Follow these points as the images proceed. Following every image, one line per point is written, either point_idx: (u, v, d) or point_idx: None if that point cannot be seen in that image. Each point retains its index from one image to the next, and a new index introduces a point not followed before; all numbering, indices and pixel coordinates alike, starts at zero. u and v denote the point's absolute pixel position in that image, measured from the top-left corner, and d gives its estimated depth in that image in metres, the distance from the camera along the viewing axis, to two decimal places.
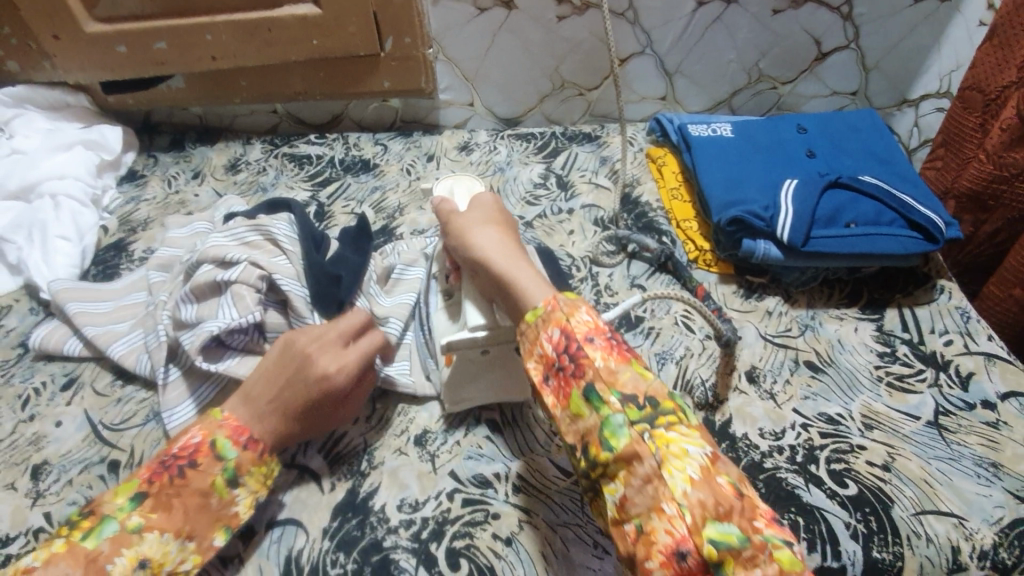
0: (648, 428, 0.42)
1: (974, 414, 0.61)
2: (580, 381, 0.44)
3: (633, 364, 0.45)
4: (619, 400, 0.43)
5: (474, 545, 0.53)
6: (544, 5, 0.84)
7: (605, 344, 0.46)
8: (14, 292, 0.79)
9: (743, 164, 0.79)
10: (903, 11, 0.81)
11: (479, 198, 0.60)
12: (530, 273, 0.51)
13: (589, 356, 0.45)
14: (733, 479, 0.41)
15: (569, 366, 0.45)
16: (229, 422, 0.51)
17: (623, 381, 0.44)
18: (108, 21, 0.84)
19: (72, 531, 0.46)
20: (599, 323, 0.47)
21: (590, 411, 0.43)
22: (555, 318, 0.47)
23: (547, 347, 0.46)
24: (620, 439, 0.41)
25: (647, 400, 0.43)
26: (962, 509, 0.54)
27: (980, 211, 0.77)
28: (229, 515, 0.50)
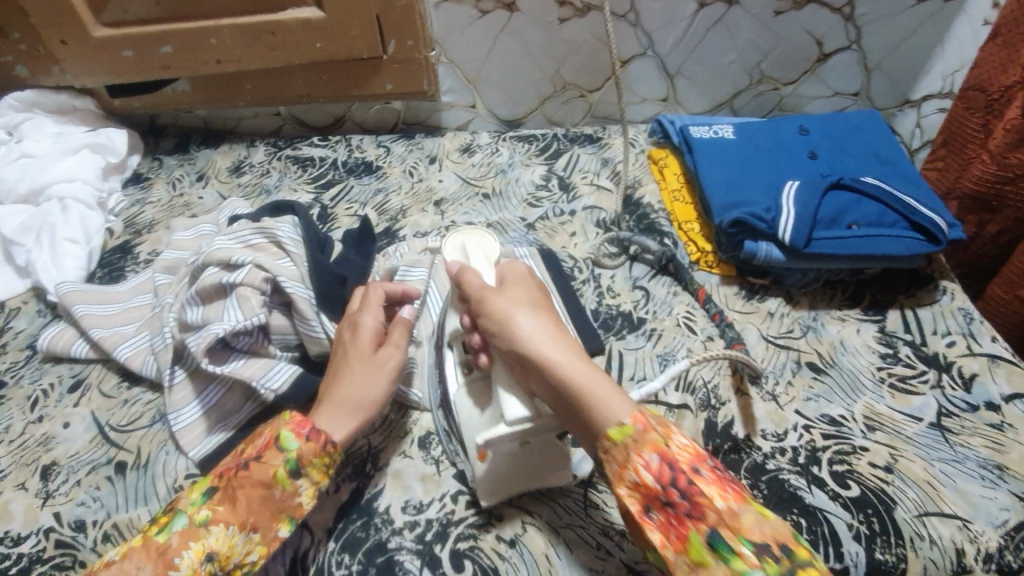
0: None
1: (977, 415, 0.61)
2: (699, 524, 0.41)
3: (749, 501, 0.42)
4: (751, 551, 0.39)
5: (478, 546, 0.54)
6: (547, 8, 0.84)
7: (715, 477, 0.43)
8: (22, 294, 0.80)
9: (745, 165, 0.79)
10: (904, 11, 0.81)
11: (508, 273, 0.58)
12: (602, 378, 0.48)
13: (704, 494, 0.42)
14: None
15: (681, 503, 0.42)
16: (292, 417, 0.52)
17: (748, 526, 0.41)
18: (114, 25, 0.85)
19: (151, 525, 0.48)
20: (698, 447, 0.45)
21: (718, 562, 0.40)
22: (650, 441, 0.44)
23: (646, 475, 0.43)
24: None
25: (779, 549, 0.40)
26: (967, 511, 0.55)
27: (983, 212, 0.77)
28: (293, 507, 0.50)
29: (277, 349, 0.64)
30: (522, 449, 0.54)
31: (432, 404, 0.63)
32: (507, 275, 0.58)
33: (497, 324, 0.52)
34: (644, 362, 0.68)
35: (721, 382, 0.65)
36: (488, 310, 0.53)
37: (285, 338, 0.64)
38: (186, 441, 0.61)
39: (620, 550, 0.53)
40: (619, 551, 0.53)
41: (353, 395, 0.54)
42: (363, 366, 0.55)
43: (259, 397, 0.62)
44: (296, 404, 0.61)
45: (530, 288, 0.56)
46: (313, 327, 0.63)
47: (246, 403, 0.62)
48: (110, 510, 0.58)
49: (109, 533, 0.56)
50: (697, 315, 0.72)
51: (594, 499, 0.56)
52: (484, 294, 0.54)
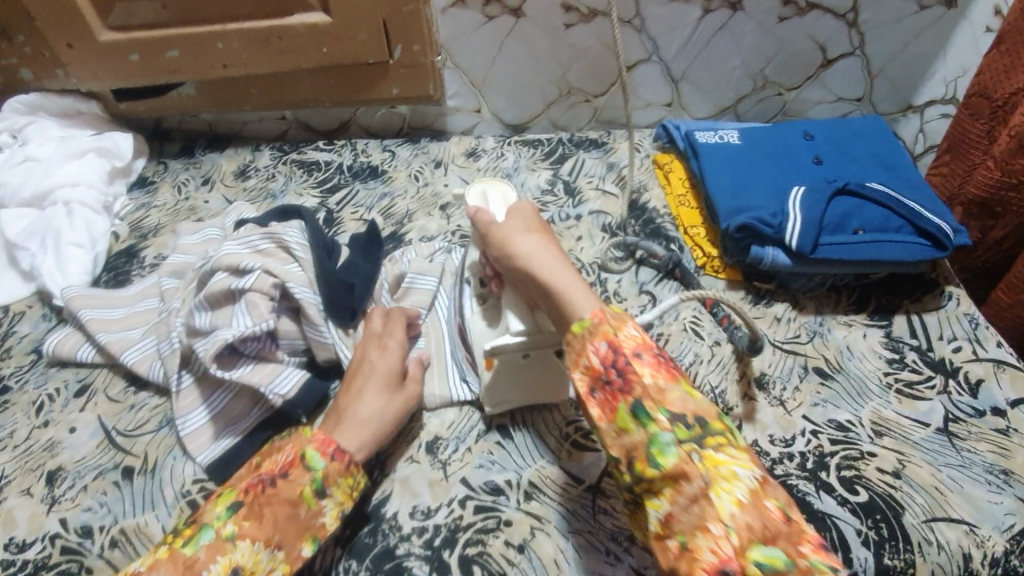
0: (696, 448, 0.43)
1: (984, 420, 0.62)
2: (628, 398, 0.45)
3: (679, 381, 0.47)
4: (666, 419, 0.44)
5: (487, 552, 0.54)
6: (553, 13, 0.84)
7: (653, 361, 0.47)
8: (28, 298, 0.80)
9: (751, 170, 0.79)
10: (907, 18, 0.81)
11: (515, 208, 0.60)
12: (575, 281, 0.52)
13: (637, 373, 0.46)
14: (783, 505, 0.43)
15: (617, 381, 0.46)
16: (318, 436, 0.53)
17: (670, 399, 0.45)
18: (121, 30, 0.85)
19: (175, 538, 0.48)
20: (646, 339, 0.48)
21: (638, 428, 0.44)
22: (602, 331, 0.48)
23: (594, 359, 0.47)
24: (668, 458, 0.43)
25: (695, 421, 0.45)
26: (974, 516, 0.55)
27: (988, 217, 0.77)
28: (316, 526, 0.50)
29: (285, 355, 0.64)
30: (525, 361, 0.60)
31: (457, 400, 0.65)
32: (513, 212, 0.60)
33: (498, 246, 0.57)
34: None
35: (728, 387, 0.65)
36: (492, 239, 0.58)
37: (294, 343, 0.64)
38: (193, 446, 0.61)
39: (629, 556, 0.53)
40: (628, 556, 0.53)
41: (378, 414, 0.56)
42: (395, 393, 0.58)
43: (267, 402, 0.62)
44: (304, 409, 0.61)
45: (527, 214, 0.59)
46: (322, 333, 0.63)
47: (253, 407, 0.62)
48: (117, 515, 0.58)
49: (116, 538, 0.56)
50: (704, 319, 0.72)
51: (602, 505, 0.56)
52: (490, 225, 0.59)
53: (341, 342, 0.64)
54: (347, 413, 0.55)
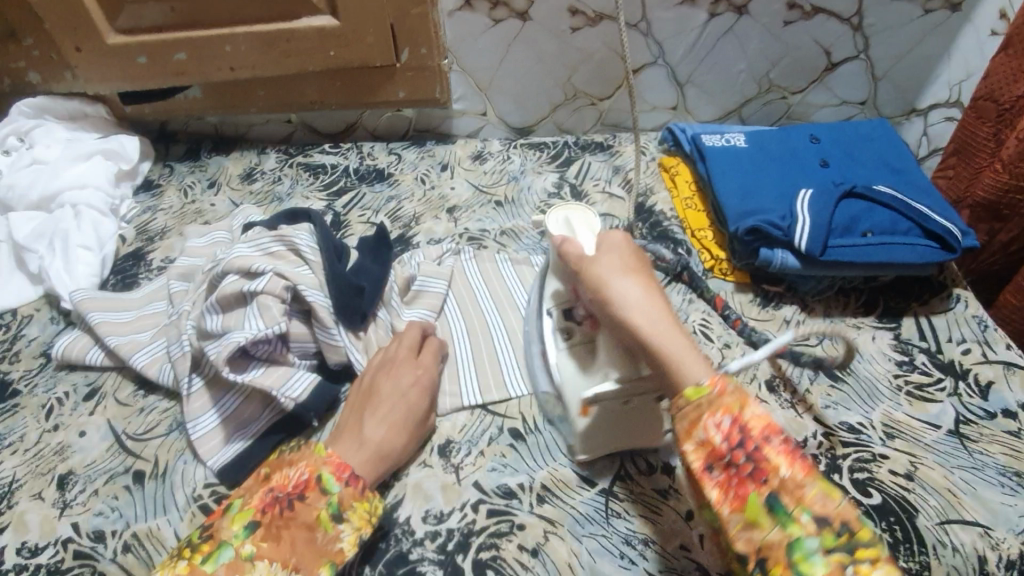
0: (850, 562, 0.36)
1: (995, 423, 0.62)
2: (761, 486, 0.39)
3: (820, 474, 0.40)
4: (809, 519, 0.38)
5: (501, 556, 0.54)
6: (560, 17, 0.85)
7: (787, 448, 0.40)
8: (35, 300, 0.80)
9: (759, 173, 0.79)
10: (911, 22, 0.82)
11: (605, 240, 0.52)
12: (683, 340, 0.45)
13: (771, 462, 0.40)
14: None
15: (745, 465, 0.40)
16: (333, 458, 0.53)
17: (812, 498, 0.38)
18: (128, 33, 0.85)
19: (194, 553, 0.48)
20: (778, 423, 0.41)
21: (774, 526, 0.38)
22: (724, 405, 0.41)
23: (713, 434, 0.41)
24: (814, 567, 0.37)
25: (846, 526, 0.37)
26: (987, 518, 0.55)
27: (995, 220, 0.78)
28: (333, 551, 0.50)
29: (296, 358, 0.64)
30: (623, 408, 0.56)
31: (468, 404, 0.64)
32: (607, 244, 0.52)
33: (592, 287, 0.50)
34: None
35: None
36: (585, 281, 0.51)
37: (304, 346, 0.64)
38: (204, 450, 0.61)
39: (645, 560, 0.53)
40: (643, 560, 0.53)
41: (395, 450, 0.57)
42: (412, 428, 0.59)
43: (278, 405, 0.62)
44: (315, 412, 0.61)
45: (622, 250, 0.51)
46: (333, 335, 0.64)
47: (264, 411, 0.62)
48: (129, 519, 0.57)
49: (129, 543, 0.56)
50: (713, 322, 0.72)
51: (615, 508, 0.56)
52: (580, 264, 0.52)
53: (352, 345, 0.65)
54: (366, 447, 0.55)
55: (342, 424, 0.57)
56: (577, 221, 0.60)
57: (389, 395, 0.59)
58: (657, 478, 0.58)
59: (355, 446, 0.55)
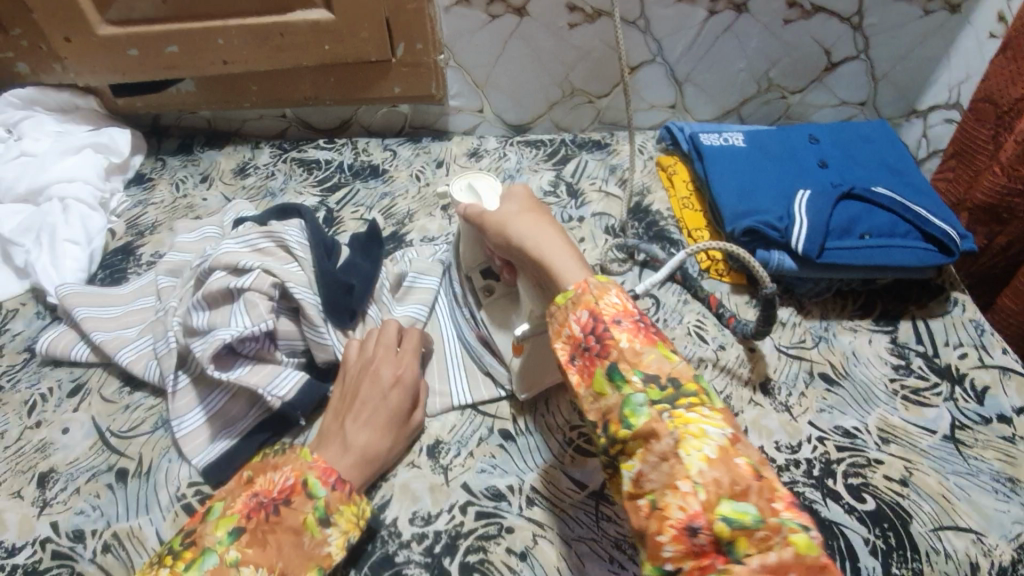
0: (668, 408, 0.40)
1: (991, 428, 0.61)
2: (604, 360, 0.43)
3: (659, 345, 0.43)
4: (640, 379, 0.41)
5: (488, 559, 0.53)
6: (556, 13, 0.83)
7: (632, 325, 0.44)
8: (21, 295, 0.79)
9: (756, 174, 0.78)
10: (913, 22, 0.81)
11: (508, 194, 0.59)
12: (569, 253, 0.50)
13: (614, 337, 0.43)
14: (759, 464, 0.38)
15: (595, 346, 0.44)
16: (319, 462, 0.52)
17: (647, 362, 0.42)
18: (120, 24, 0.84)
19: (176, 561, 0.46)
20: (630, 306, 0.45)
21: (613, 390, 0.42)
22: (584, 299, 0.45)
23: (574, 327, 0.45)
24: (639, 418, 0.40)
25: (670, 382, 0.41)
26: (981, 524, 0.54)
27: (993, 224, 0.77)
28: (321, 556, 0.49)
29: (283, 355, 0.63)
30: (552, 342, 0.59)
31: (458, 405, 0.64)
32: (511, 198, 0.58)
33: (495, 229, 0.56)
34: None
35: (734, 391, 0.65)
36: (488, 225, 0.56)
37: (292, 344, 0.63)
38: (189, 449, 0.60)
39: (634, 565, 0.52)
40: (633, 565, 0.52)
41: (379, 454, 0.56)
42: (396, 430, 0.58)
43: (265, 404, 0.61)
44: (302, 411, 0.60)
45: (520, 196, 0.57)
46: (321, 333, 0.62)
47: (251, 408, 0.61)
48: (110, 519, 0.56)
49: (108, 543, 0.55)
50: (708, 323, 0.71)
51: (605, 511, 0.55)
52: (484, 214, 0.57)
53: (340, 342, 0.63)
54: (356, 451, 0.54)
55: (326, 428, 0.56)
56: (480, 184, 0.62)
57: (369, 398, 0.57)
58: None
59: (342, 451, 0.54)
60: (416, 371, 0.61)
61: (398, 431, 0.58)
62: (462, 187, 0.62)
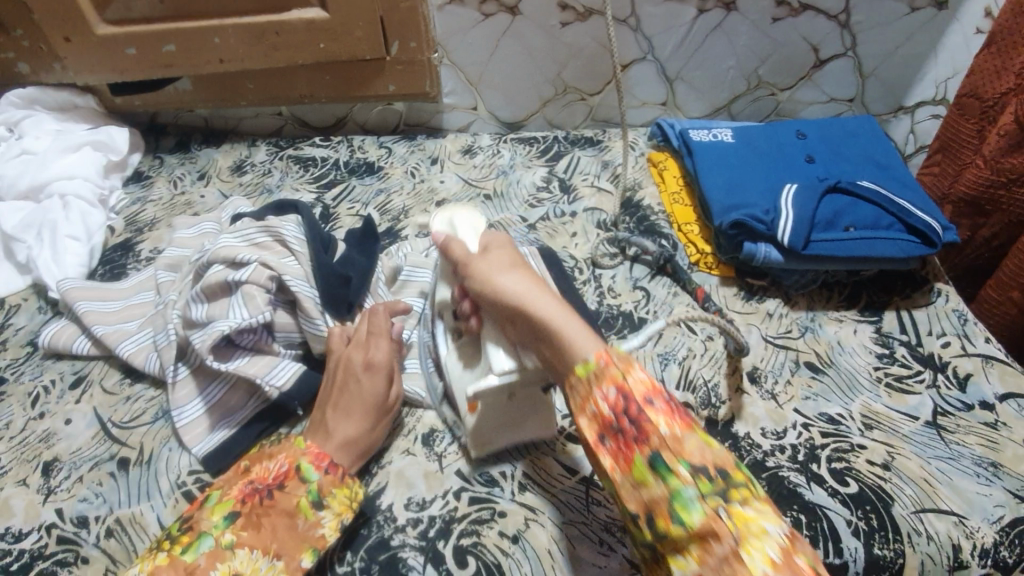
0: (722, 504, 0.38)
1: (972, 414, 0.63)
2: (644, 448, 0.41)
3: (697, 428, 0.42)
4: (687, 471, 0.39)
5: (481, 543, 0.54)
6: (548, 12, 0.85)
7: (668, 407, 0.42)
8: (23, 290, 0.80)
9: (744, 169, 0.80)
10: (899, 19, 0.82)
11: (491, 240, 0.57)
12: (574, 317, 0.47)
13: (652, 421, 0.41)
14: (815, 560, 0.37)
15: (630, 430, 0.42)
16: (312, 448, 0.53)
17: (690, 450, 0.40)
18: (118, 24, 0.85)
19: (173, 544, 0.48)
20: (660, 384, 0.43)
21: (656, 481, 0.40)
22: (609, 374, 0.43)
23: (602, 406, 0.43)
24: (693, 515, 0.38)
25: (718, 472, 0.40)
26: (963, 508, 0.56)
27: (977, 216, 0.79)
28: (314, 537, 0.50)
29: (281, 347, 0.64)
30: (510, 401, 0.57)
31: None
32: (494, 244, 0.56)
33: (481, 283, 0.52)
34: (646, 361, 0.69)
35: (721, 381, 0.66)
36: (472, 273, 0.53)
37: (290, 336, 0.65)
38: (188, 438, 0.61)
39: (623, 546, 0.54)
40: (622, 547, 0.54)
41: (362, 435, 0.56)
42: (379, 411, 0.57)
43: (263, 394, 0.62)
44: (300, 401, 0.61)
45: (509, 249, 0.55)
46: (317, 325, 0.63)
47: (250, 399, 0.63)
48: (112, 506, 0.58)
49: (112, 529, 0.56)
50: (697, 315, 0.73)
51: (596, 496, 0.57)
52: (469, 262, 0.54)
53: None
54: (344, 434, 0.55)
55: (315, 419, 0.57)
56: (461, 220, 0.60)
57: (347, 382, 0.58)
58: None
59: (324, 435, 0.55)
60: (387, 350, 0.59)
61: (380, 411, 0.57)
62: (442, 221, 0.60)
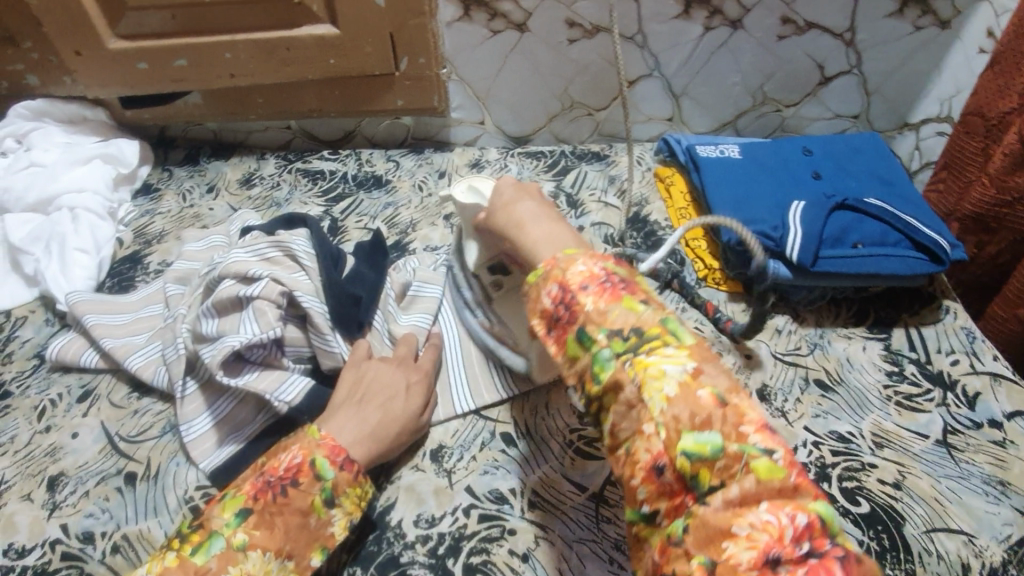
0: (633, 358, 0.38)
1: (981, 432, 0.62)
2: (572, 327, 0.41)
3: (625, 298, 0.40)
4: (606, 337, 0.39)
5: (491, 561, 0.54)
6: (556, 29, 0.86)
7: (599, 287, 0.41)
8: (30, 303, 0.80)
9: (752, 185, 0.80)
10: (903, 38, 0.83)
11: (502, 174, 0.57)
12: (545, 242, 0.48)
13: (581, 302, 0.41)
14: (725, 391, 0.37)
15: (563, 314, 0.41)
16: (327, 441, 0.53)
17: (612, 319, 0.40)
18: (130, 38, 0.86)
19: (183, 544, 0.47)
20: (597, 269, 0.42)
21: (583, 353, 0.40)
22: (554, 275, 0.43)
23: (545, 302, 0.42)
24: (607, 373, 0.38)
25: (634, 331, 0.39)
26: (972, 526, 0.55)
27: (982, 233, 0.79)
28: (325, 536, 0.51)
29: (290, 362, 0.64)
30: None
31: (460, 411, 0.65)
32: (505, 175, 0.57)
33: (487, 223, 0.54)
34: None
35: None
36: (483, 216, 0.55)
37: (299, 351, 0.64)
38: (197, 453, 0.61)
39: (633, 564, 0.53)
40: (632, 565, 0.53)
41: (387, 438, 0.57)
42: (406, 422, 0.59)
43: (272, 409, 0.62)
44: (309, 416, 0.61)
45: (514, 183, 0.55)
46: (330, 341, 0.63)
47: (258, 414, 0.62)
48: (119, 522, 0.58)
49: (118, 545, 0.56)
50: (706, 329, 0.74)
51: (606, 513, 0.56)
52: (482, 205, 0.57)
53: (348, 351, 0.64)
54: (362, 426, 0.56)
55: (336, 402, 0.57)
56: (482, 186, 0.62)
57: (380, 388, 0.59)
58: None
59: (338, 427, 0.55)
60: (423, 375, 0.64)
61: (406, 426, 0.59)
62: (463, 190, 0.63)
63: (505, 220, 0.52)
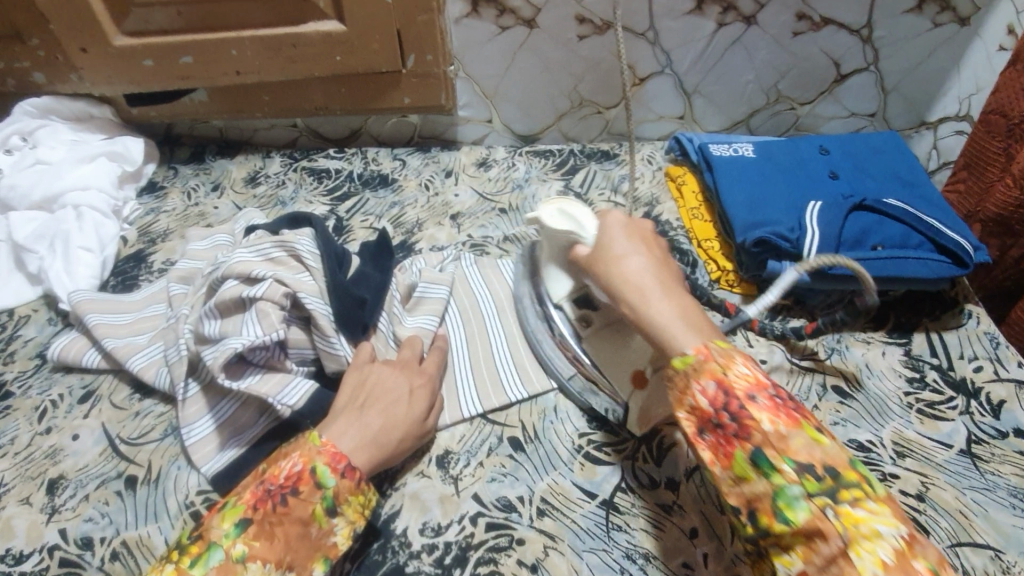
0: (831, 503, 0.39)
1: (1006, 442, 0.60)
2: (745, 443, 0.42)
3: (804, 426, 0.43)
4: (792, 469, 0.41)
5: (499, 571, 0.52)
6: (566, 25, 0.84)
7: (773, 406, 0.43)
8: (33, 301, 0.80)
9: (767, 185, 0.78)
10: (923, 34, 0.81)
11: (608, 223, 0.58)
12: (672, 311, 0.50)
13: (754, 418, 0.43)
14: (938, 566, 0.37)
15: (731, 424, 0.43)
16: (328, 448, 0.51)
17: (795, 448, 0.41)
18: (135, 35, 0.85)
19: (182, 556, 0.46)
20: (762, 381, 0.45)
21: (759, 477, 0.42)
22: (709, 369, 0.45)
23: (700, 399, 0.45)
24: (797, 513, 0.39)
25: (827, 471, 0.40)
26: (998, 541, 0.53)
27: (1007, 236, 0.76)
28: (327, 546, 0.49)
29: (293, 365, 0.63)
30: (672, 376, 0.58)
31: (467, 415, 0.63)
32: (610, 223, 0.58)
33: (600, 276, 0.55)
34: None
35: None
36: (593, 268, 0.56)
37: (303, 353, 0.63)
38: (198, 456, 0.60)
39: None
40: None
41: (389, 444, 0.55)
42: (411, 427, 0.57)
43: (274, 412, 0.60)
44: (312, 420, 0.59)
45: (629, 239, 0.56)
46: (333, 344, 0.61)
47: (260, 417, 0.61)
48: (118, 527, 0.56)
49: (117, 551, 0.55)
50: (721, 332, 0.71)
51: (616, 522, 0.55)
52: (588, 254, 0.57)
53: (353, 353, 0.63)
54: (365, 431, 0.54)
55: (338, 406, 0.56)
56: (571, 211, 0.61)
57: (383, 392, 0.58)
58: (660, 493, 0.57)
59: (341, 433, 0.53)
60: (427, 379, 0.62)
61: (411, 431, 0.57)
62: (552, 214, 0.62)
63: (619, 280, 0.53)
